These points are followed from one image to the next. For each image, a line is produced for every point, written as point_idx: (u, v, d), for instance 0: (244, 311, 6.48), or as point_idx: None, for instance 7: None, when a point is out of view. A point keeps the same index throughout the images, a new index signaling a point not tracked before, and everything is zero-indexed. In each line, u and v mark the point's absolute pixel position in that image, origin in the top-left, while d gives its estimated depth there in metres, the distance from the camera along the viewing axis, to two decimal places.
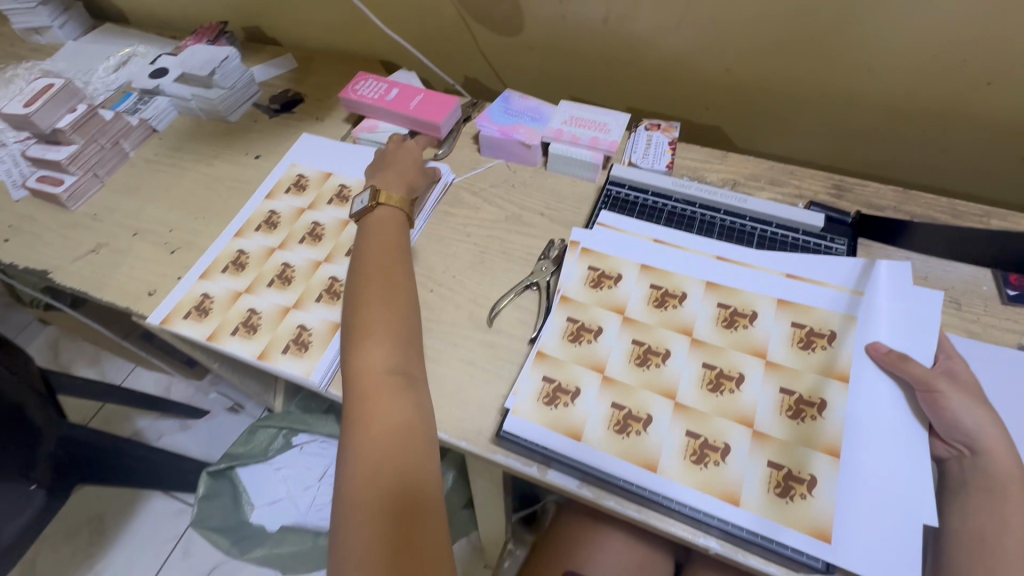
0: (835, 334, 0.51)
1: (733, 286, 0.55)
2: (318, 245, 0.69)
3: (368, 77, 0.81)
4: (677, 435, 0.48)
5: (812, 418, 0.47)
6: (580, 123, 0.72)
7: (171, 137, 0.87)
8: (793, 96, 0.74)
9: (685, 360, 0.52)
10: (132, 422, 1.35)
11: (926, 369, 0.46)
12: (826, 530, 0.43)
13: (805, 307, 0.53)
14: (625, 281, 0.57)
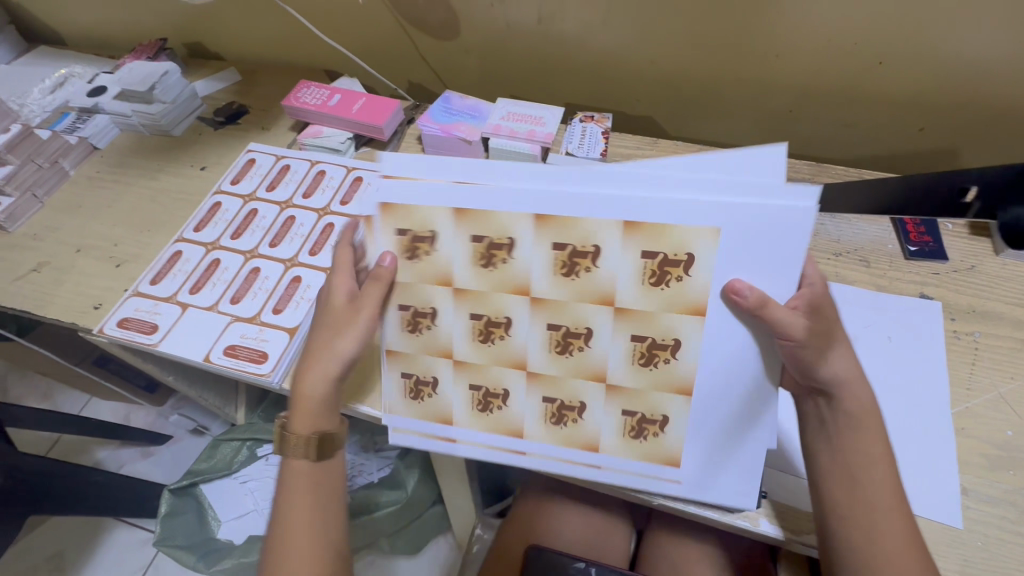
0: (692, 260, 0.45)
1: (568, 216, 0.46)
2: (257, 234, 0.70)
3: (310, 84, 0.83)
4: (535, 403, 0.51)
5: (665, 360, 0.48)
6: (517, 117, 0.75)
7: (113, 154, 0.87)
8: (712, 85, 0.79)
9: (529, 326, 0.49)
10: (89, 453, 1.31)
11: (788, 313, 0.43)
12: (677, 458, 0.49)
13: (659, 226, 0.45)
14: (441, 239, 0.49)
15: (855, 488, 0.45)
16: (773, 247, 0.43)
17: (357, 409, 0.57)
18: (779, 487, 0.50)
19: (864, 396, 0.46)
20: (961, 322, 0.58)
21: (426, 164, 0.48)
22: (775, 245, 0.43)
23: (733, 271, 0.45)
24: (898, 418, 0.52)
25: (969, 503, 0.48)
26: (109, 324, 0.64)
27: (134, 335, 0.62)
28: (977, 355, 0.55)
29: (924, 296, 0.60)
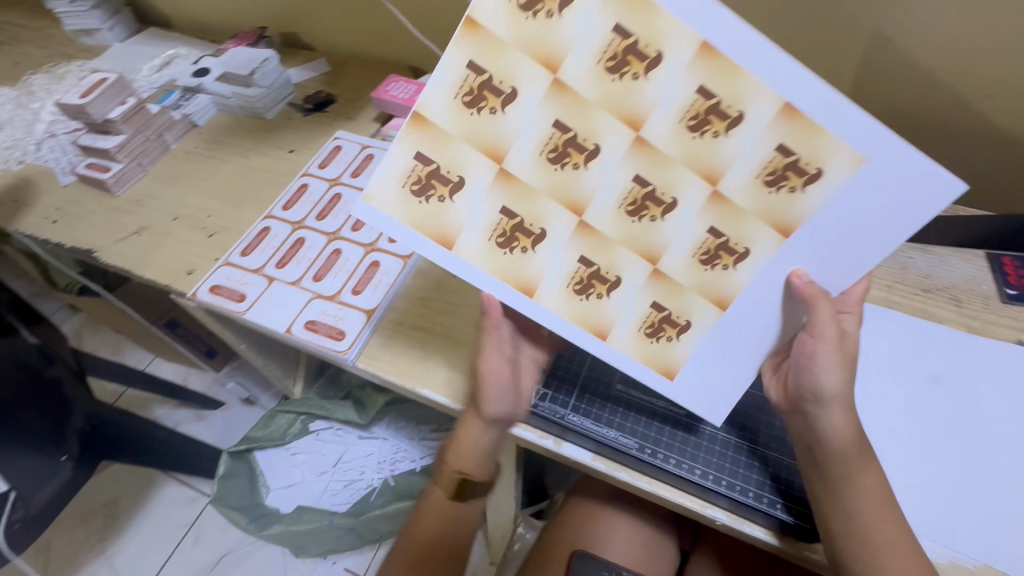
0: (819, 174, 0.39)
1: (733, 62, 0.38)
2: (343, 218, 0.73)
3: (399, 79, 0.86)
4: (568, 260, 0.46)
5: (724, 265, 0.44)
6: None
7: (210, 131, 0.93)
8: None
9: (562, 248, 0.46)
10: (150, 409, 1.39)
11: (829, 316, 0.41)
12: (673, 369, 0.48)
13: (815, 125, 0.38)
14: (576, 10, 0.39)
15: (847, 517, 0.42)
16: (896, 200, 0.39)
17: (422, 394, 0.58)
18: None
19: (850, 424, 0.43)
20: None
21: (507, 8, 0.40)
22: (854, 228, 0.40)
23: (803, 255, 0.42)
24: (987, 469, 0.49)
25: None
26: (201, 289, 0.68)
27: (224, 301, 0.66)
28: None
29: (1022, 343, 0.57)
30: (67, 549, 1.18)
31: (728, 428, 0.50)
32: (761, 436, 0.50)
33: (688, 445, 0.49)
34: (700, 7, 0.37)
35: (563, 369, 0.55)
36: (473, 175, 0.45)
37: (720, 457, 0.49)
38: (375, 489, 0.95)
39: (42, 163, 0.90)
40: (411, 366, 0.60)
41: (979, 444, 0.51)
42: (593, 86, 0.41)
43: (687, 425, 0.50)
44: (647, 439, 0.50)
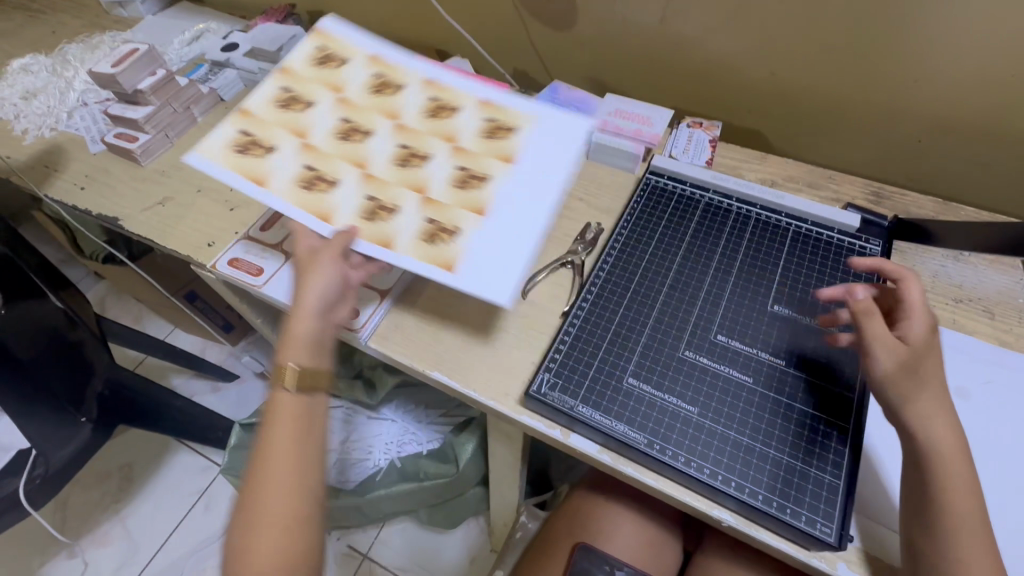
0: (547, 158, 0.57)
1: (504, 106, 0.61)
2: None
3: None
4: (419, 221, 0.54)
5: (489, 195, 0.56)
6: (625, 115, 0.75)
7: (236, 106, 0.93)
8: (835, 104, 0.75)
9: (413, 215, 0.54)
10: (167, 378, 1.42)
11: (883, 333, 0.45)
12: (455, 262, 0.52)
13: (509, 137, 0.59)
14: (405, 93, 0.62)
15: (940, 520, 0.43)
16: (559, 162, 0.56)
17: (432, 376, 0.58)
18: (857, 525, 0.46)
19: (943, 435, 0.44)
20: None
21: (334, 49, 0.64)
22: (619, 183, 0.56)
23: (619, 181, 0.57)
24: (1012, 487, 0.47)
25: None
26: (220, 262, 0.69)
27: (241, 275, 0.67)
28: None
29: None
30: (83, 508, 1.21)
31: (740, 428, 0.48)
32: (775, 438, 0.48)
33: (697, 443, 0.48)
34: (454, 76, 0.63)
35: (574, 359, 0.54)
36: (341, 173, 0.57)
37: (729, 457, 0.47)
38: (381, 469, 0.95)
39: (73, 131, 0.91)
40: (421, 349, 0.60)
41: (1003, 459, 0.49)
42: (391, 121, 0.60)
43: (699, 423, 0.49)
44: (656, 435, 0.49)
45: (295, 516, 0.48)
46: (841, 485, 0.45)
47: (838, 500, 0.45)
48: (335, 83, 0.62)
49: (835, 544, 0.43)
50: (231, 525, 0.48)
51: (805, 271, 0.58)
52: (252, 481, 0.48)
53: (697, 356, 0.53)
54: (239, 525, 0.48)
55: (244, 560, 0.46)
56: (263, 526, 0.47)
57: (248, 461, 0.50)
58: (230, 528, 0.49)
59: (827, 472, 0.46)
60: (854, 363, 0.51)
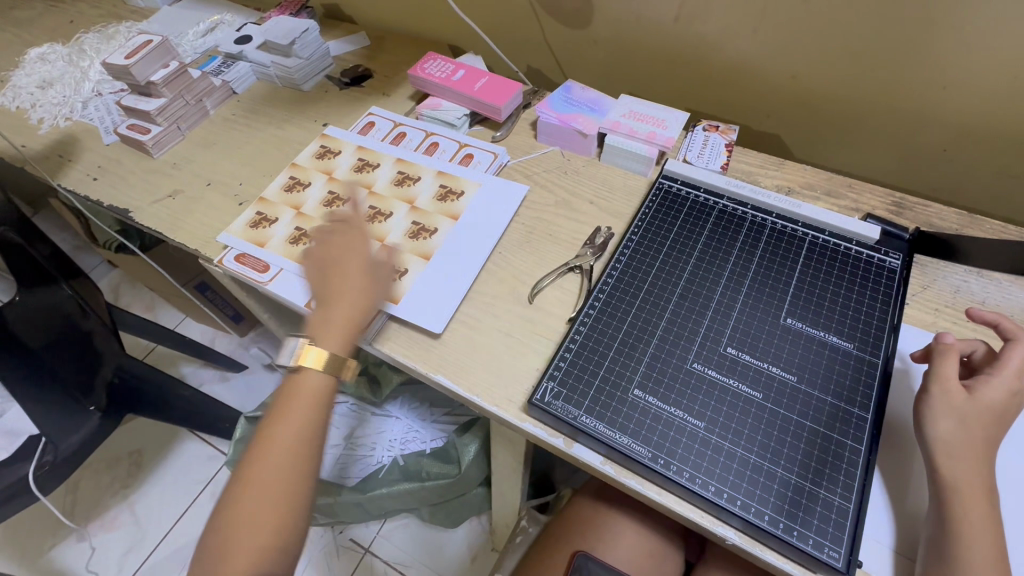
0: (462, 194, 0.72)
1: (455, 175, 0.73)
2: (372, 199, 0.72)
3: (436, 56, 0.84)
4: (375, 263, 0.66)
5: (425, 238, 0.68)
6: (638, 117, 0.74)
7: (248, 100, 0.93)
8: (858, 110, 0.73)
9: (371, 258, 0.66)
10: (177, 366, 1.44)
11: (947, 374, 0.47)
12: (398, 297, 0.62)
13: (454, 177, 0.73)
14: (382, 165, 0.76)
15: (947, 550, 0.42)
16: (501, 209, 0.70)
17: (435, 379, 0.57)
18: (885, 561, 0.45)
19: (968, 470, 0.44)
20: None
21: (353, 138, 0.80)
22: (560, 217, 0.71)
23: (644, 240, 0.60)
24: None
25: None
26: (227, 258, 0.69)
27: (248, 272, 0.67)
28: None
29: None
30: (93, 493, 1.23)
31: (748, 445, 0.47)
32: (783, 457, 0.46)
33: (702, 458, 0.47)
34: (423, 133, 0.80)
35: (580, 368, 0.53)
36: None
37: (735, 475, 0.46)
38: (383, 467, 0.94)
39: (87, 121, 0.92)
40: (424, 351, 0.59)
41: (1020, 487, 0.47)
42: (371, 183, 0.74)
43: (705, 438, 0.48)
44: (662, 449, 0.48)
45: (288, 486, 0.49)
46: (850, 508, 0.44)
47: (846, 522, 0.43)
48: (368, 182, 0.74)
49: (843, 569, 0.42)
50: (221, 497, 0.49)
51: (822, 285, 0.56)
52: (252, 453, 0.50)
53: (706, 369, 0.52)
54: (231, 494, 0.49)
55: (234, 524, 0.47)
56: (255, 492, 0.48)
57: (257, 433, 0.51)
58: (219, 499, 0.49)
59: (838, 494, 0.44)
60: (869, 382, 0.50)
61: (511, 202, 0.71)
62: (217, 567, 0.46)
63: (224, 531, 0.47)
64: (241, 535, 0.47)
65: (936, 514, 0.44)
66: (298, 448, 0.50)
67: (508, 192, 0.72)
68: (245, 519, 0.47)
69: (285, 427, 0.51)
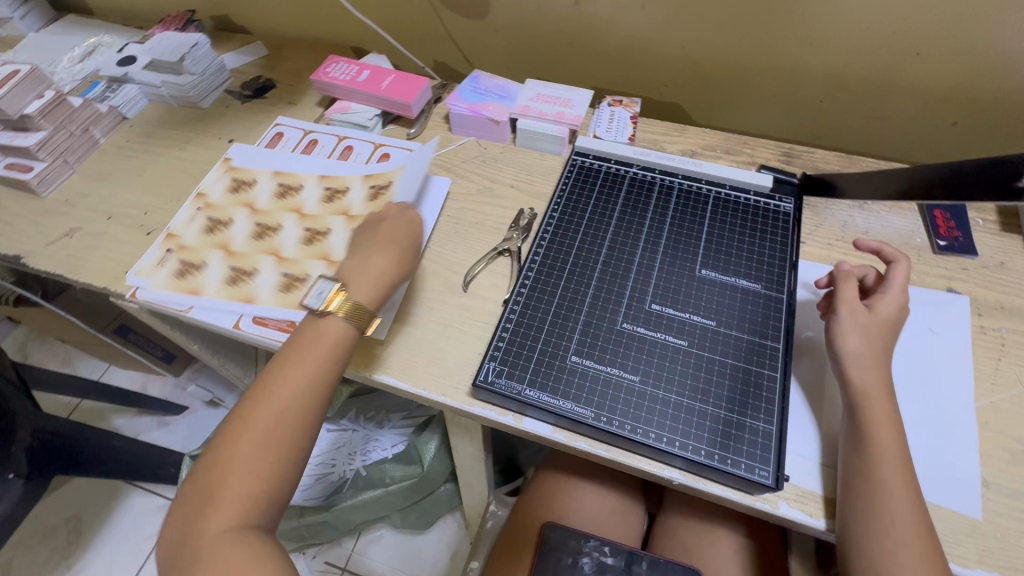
0: (394, 194, 0.70)
1: (381, 175, 0.72)
2: (306, 221, 0.69)
3: (338, 60, 0.83)
4: None
5: None
6: (545, 99, 0.76)
7: (141, 124, 0.88)
8: (743, 72, 0.79)
9: (319, 280, 0.63)
10: (108, 419, 1.33)
11: (848, 297, 0.53)
12: None
13: (381, 177, 0.72)
14: (306, 186, 0.73)
15: (864, 449, 0.47)
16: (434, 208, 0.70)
17: (379, 380, 0.58)
18: (812, 472, 0.50)
19: (876, 375, 0.50)
20: (988, 317, 0.58)
21: (270, 160, 0.76)
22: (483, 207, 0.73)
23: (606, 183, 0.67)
24: (924, 410, 0.53)
25: (991, 495, 0.48)
26: (155, 298, 0.64)
27: (181, 312, 0.63)
28: (1004, 349, 0.56)
29: (951, 290, 0.60)
30: (29, 571, 1.13)
31: (680, 391, 0.51)
32: (712, 396, 0.50)
33: (641, 410, 0.50)
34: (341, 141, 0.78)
35: (519, 344, 0.55)
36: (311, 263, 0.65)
37: (672, 419, 0.49)
38: (347, 481, 0.93)
39: None
40: (366, 354, 0.59)
41: (913, 388, 0.54)
42: (300, 205, 0.70)
43: (641, 391, 0.51)
44: (603, 408, 0.51)
45: (289, 430, 0.48)
46: (773, 430, 0.48)
47: (771, 443, 0.47)
48: (296, 206, 0.71)
49: (773, 486, 0.46)
50: (219, 432, 0.49)
51: (730, 235, 0.61)
52: (250, 401, 0.49)
53: (635, 327, 0.55)
54: (229, 433, 0.48)
55: (225, 462, 0.46)
56: (252, 433, 0.47)
57: (257, 384, 0.50)
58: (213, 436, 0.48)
59: (762, 420, 0.49)
60: (778, 317, 0.55)
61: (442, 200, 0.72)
62: (203, 507, 0.45)
63: (211, 482, 0.46)
64: (229, 478, 0.46)
65: (850, 419, 0.49)
66: (299, 402, 0.49)
67: (431, 189, 0.72)
68: (235, 460, 0.46)
69: (284, 382, 0.50)
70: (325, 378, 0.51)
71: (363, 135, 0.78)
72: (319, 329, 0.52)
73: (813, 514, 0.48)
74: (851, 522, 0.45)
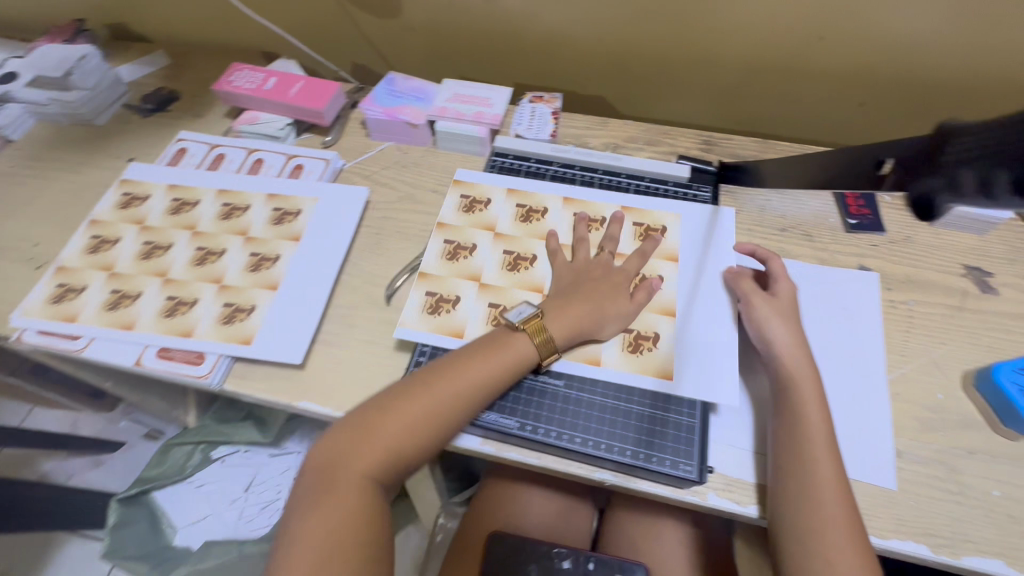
0: (299, 212, 0.66)
1: (285, 194, 0.68)
2: (199, 239, 0.64)
3: (242, 68, 0.78)
4: (216, 307, 0.59)
5: (266, 267, 0.62)
6: (463, 99, 0.74)
7: (28, 147, 0.80)
8: (660, 62, 0.79)
9: (210, 304, 0.59)
10: (35, 465, 1.20)
11: (751, 289, 0.55)
12: (250, 336, 0.57)
13: (285, 196, 0.68)
14: (202, 202, 0.68)
15: (795, 431, 0.48)
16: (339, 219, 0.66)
17: (300, 407, 0.55)
18: (746, 463, 0.50)
19: (801, 357, 0.51)
20: (896, 292, 0.60)
21: (161, 171, 0.71)
22: None
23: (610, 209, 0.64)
24: (841, 387, 0.54)
25: (904, 465, 0.50)
26: (28, 330, 0.59)
27: (56, 341, 0.58)
28: (911, 321, 0.58)
29: (862, 268, 0.62)
30: None
31: (603, 392, 0.51)
32: (636, 394, 0.51)
33: (567, 415, 0.50)
34: (242, 154, 0.74)
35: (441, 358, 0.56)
36: (509, 277, 0.60)
37: (596, 421, 0.50)
38: None
39: None
40: (282, 380, 0.56)
41: (835, 368, 0.55)
42: (193, 222, 0.66)
43: (565, 396, 0.51)
44: (528, 417, 0.50)
45: (421, 437, 0.47)
46: (696, 423, 0.49)
47: (692, 436, 0.49)
48: (189, 222, 0.66)
49: (697, 479, 0.47)
50: (340, 428, 0.48)
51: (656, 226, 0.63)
52: (382, 405, 0.48)
53: None
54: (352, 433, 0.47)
55: (340, 463, 0.46)
56: (378, 436, 0.46)
57: (407, 384, 0.49)
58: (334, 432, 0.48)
59: (683, 414, 0.50)
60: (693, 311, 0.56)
61: (352, 210, 0.67)
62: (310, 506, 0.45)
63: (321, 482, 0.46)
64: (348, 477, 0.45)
65: (779, 405, 0.50)
66: (419, 414, 0.47)
67: (346, 197, 0.68)
68: (350, 461, 0.46)
69: (419, 393, 0.48)
70: (470, 399, 0.49)
71: (275, 146, 0.74)
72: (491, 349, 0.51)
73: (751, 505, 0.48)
74: (783, 507, 0.45)
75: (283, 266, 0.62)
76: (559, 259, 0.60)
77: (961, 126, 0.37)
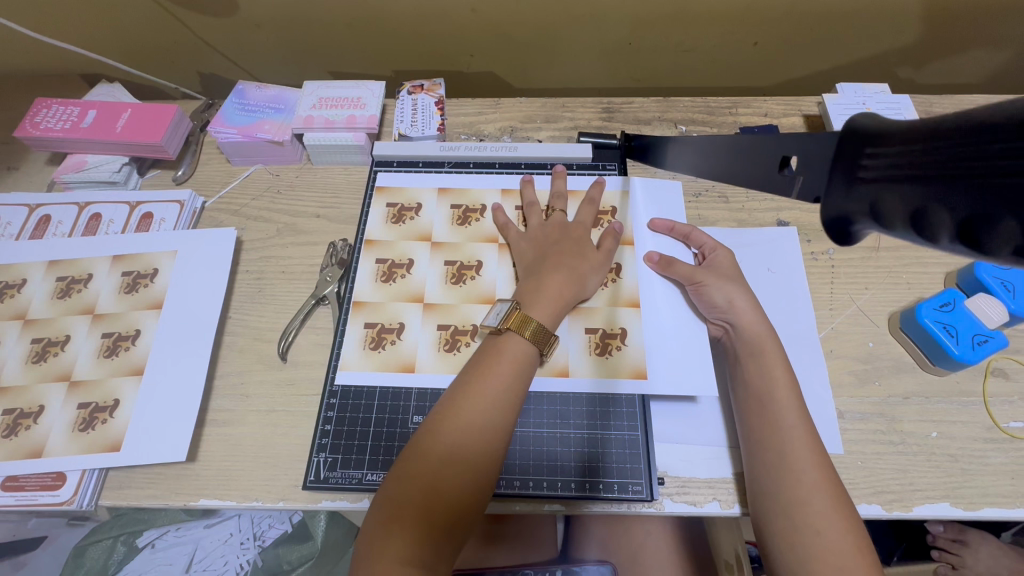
0: (157, 272, 0.56)
1: (135, 253, 0.57)
2: (32, 330, 0.53)
3: (50, 101, 0.64)
4: (67, 412, 0.49)
5: (126, 348, 0.52)
6: (330, 103, 0.64)
7: None
8: (546, 26, 0.72)
9: (60, 409, 0.49)
10: None
11: (690, 267, 0.52)
12: (118, 440, 0.48)
13: (137, 255, 0.57)
14: (31, 282, 0.56)
15: (770, 410, 0.44)
16: (206, 271, 0.56)
17: (200, 506, 0.47)
18: (716, 458, 0.47)
19: (763, 326, 0.48)
20: (816, 242, 0.59)
21: None
22: None
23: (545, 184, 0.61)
24: None
25: (847, 425, 0.49)
26: None
27: None
28: (834, 270, 0.57)
29: (781, 222, 0.60)
30: None
31: (538, 422, 0.48)
32: (571, 417, 0.48)
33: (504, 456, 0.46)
34: (72, 209, 0.61)
35: (349, 423, 0.49)
36: (454, 292, 0.54)
37: (534, 460, 0.47)
38: None
39: None
40: (173, 479, 0.47)
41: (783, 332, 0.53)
42: (22, 309, 0.54)
43: None
44: None
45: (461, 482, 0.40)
46: (638, 437, 0.47)
47: (636, 452, 0.47)
48: (18, 310, 0.54)
49: (648, 497, 0.45)
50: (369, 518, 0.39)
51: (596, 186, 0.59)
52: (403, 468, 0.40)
53: None
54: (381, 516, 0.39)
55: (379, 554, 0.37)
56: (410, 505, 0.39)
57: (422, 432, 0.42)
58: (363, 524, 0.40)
59: (625, 429, 0.48)
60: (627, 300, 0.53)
61: (223, 255, 0.57)
62: None
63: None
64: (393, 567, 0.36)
65: (743, 383, 0.47)
66: (450, 457, 0.40)
67: (211, 242, 0.58)
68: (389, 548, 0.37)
69: (433, 438, 0.41)
70: (494, 418, 0.42)
71: (113, 195, 0.62)
72: (486, 360, 0.45)
73: (724, 502, 0.45)
74: (766, 480, 0.42)
75: (147, 344, 0.52)
76: (512, 233, 0.56)
77: (873, 126, 0.27)
